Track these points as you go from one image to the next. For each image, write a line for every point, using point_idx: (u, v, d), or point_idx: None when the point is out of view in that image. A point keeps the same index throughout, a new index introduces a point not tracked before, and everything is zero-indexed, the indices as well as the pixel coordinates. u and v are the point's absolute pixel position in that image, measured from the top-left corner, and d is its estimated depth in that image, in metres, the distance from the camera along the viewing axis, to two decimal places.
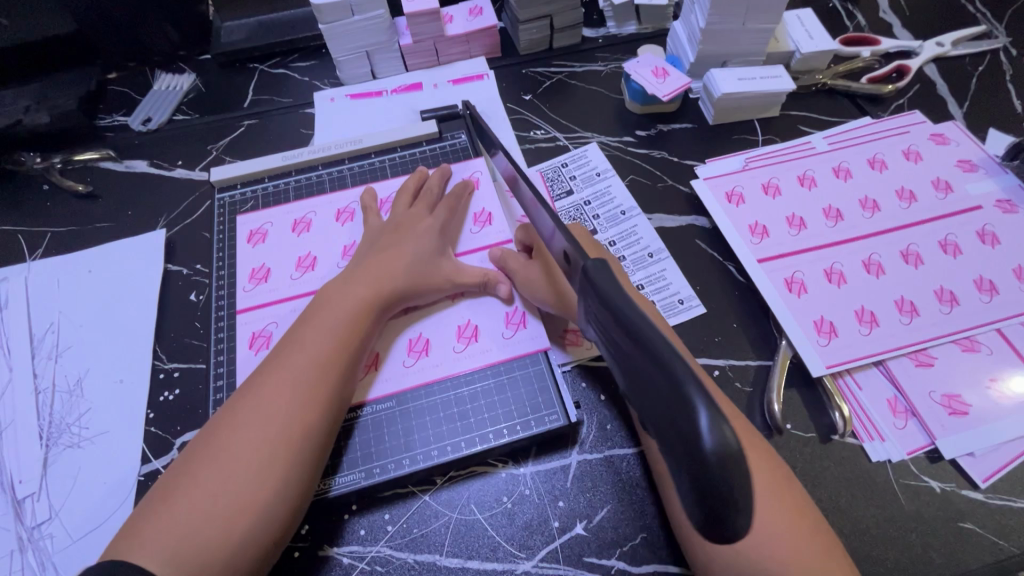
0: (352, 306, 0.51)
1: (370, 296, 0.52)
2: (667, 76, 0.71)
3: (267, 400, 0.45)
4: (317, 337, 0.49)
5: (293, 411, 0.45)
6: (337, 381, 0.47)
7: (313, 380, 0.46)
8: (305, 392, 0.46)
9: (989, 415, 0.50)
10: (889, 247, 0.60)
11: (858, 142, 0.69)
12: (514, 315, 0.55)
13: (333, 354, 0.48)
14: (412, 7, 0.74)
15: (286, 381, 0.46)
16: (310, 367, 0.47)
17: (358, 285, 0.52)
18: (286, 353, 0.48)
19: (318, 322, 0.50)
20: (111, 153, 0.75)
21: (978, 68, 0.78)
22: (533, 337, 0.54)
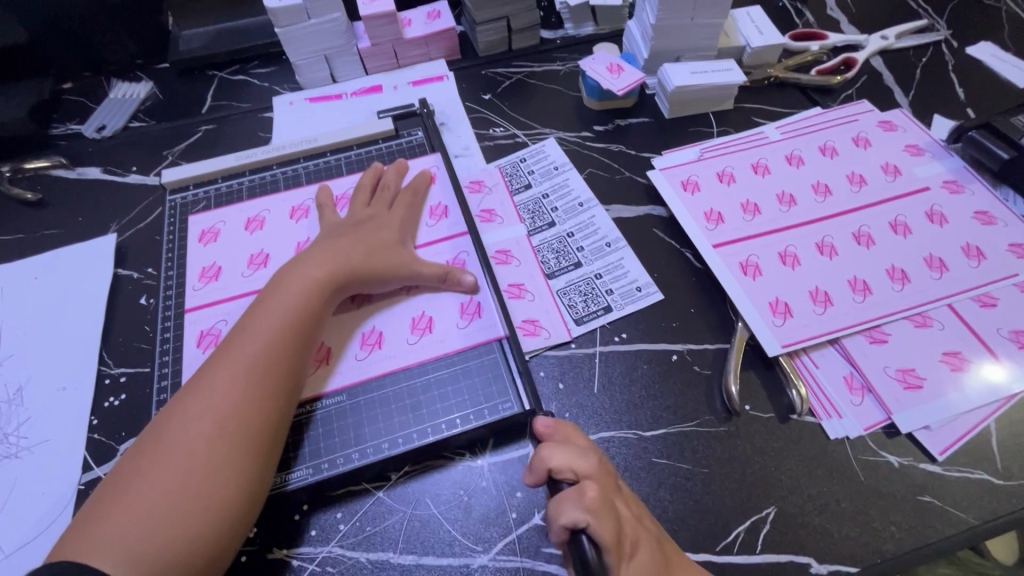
0: (300, 294, 0.49)
1: (317, 282, 0.50)
2: (621, 72, 0.73)
3: (213, 389, 0.43)
4: (263, 326, 0.47)
5: (245, 403, 0.43)
6: (287, 367, 0.46)
7: (261, 368, 0.45)
8: (253, 379, 0.44)
9: (942, 388, 0.50)
10: (841, 228, 0.61)
11: (808, 131, 0.70)
12: (468, 306, 0.54)
13: (281, 340, 0.47)
14: (368, 9, 0.75)
15: (232, 370, 0.44)
16: (258, 354, 0.46)
17: (305, 272, 0.51)
18: (234, 345, 0.46)
19: (265, 311, 0.48)
20: (62, 161, 0.73)
21: (922, 59, 0.81)
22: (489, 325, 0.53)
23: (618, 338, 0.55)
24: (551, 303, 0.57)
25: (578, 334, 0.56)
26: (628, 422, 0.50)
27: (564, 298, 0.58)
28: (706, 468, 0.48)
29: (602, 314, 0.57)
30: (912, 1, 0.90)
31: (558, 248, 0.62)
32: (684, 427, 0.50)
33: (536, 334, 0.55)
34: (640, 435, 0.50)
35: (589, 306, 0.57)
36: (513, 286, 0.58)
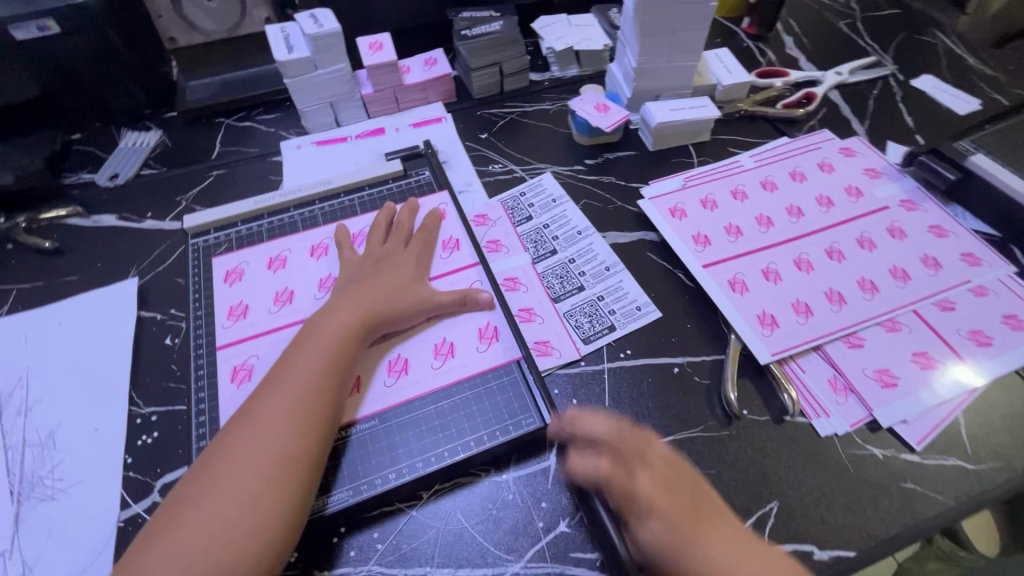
0: (338, 332, 0.53)
1: (353, 320, 0.54)
2: (608, 110, 0.79)
3: (261, 421, 0.47)
4: (305, 363, 0.51)
5: (287, 433, 0.46)
6: (330, 400, 0.49)
7: (304, 399, 0.48)
8: (300, 413, 0.48)
9: (914, 385, 0.56)
10: (815, 245, 0.67)
11: (779, 159, 0.78)
12: (486, 330, 0.59)
13: (323, 375, 0.50)
14: (372, 59, 0.80)
15: (279, 404, 0.48)
16: (302, 389, 0.49)
17: (342, 313, 0.55)
18: (278, 379, 0.50)
19: (306, 347, 0.52)
20: (78, 210, 0.76)
21: (872, 91, 0.90)
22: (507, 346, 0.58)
23: (623, 354, 0.60)
24: (560, 326, 0.62)
25: (586, 353, 0.60)
26: None
27: (571, 320, 0.63)
28: (713, 469, 0.52)
29: (607, 333, 0.62)
30: (860, 39, 1.00)
31: (561, 273, 0.67)
32: (690, 433, 0.55)
33: (548, 355, 0.60)
34: None
35: (595, 326, 0.62)
36: (523, 311, 0.63)
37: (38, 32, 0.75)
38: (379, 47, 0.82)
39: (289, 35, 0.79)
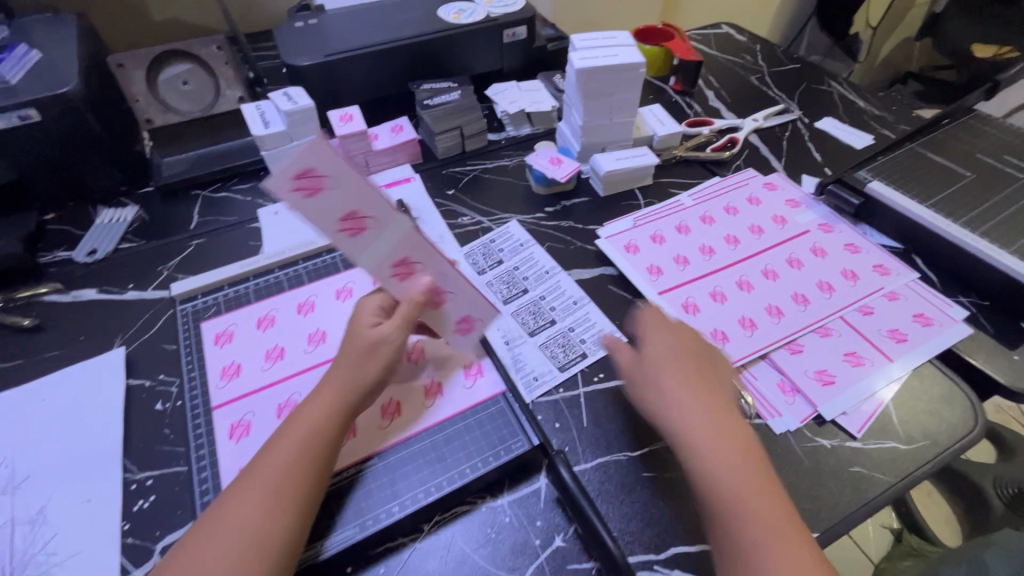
0: (320, 416, 0.52)
1: (338, 397, 0.53)
2: (561, 163, 0.89)
3: (259, 482, 0.49)
4: (288, 448, 0.50)
5: (278, 498, 0.48)
6: (307, 488, 0.49)
7: (300, 463, 0.50)
8: (275, 500, 0.48)
9: (849, 380, 0.64)
10: (754, 268, 0.77)
11: (714, 196, 0.89)
12: (466, 321, 0.62)
13: (302, 461, 0.50)
14: (343, 129, 0.88)
15: (256, 490, 0.48)
16: (281, 474, 0.49)
17: (327, 387, 0.54)
18: (280, 440, 0.51)
19: (307, 410, 0.53)
20: (57, 286, 0.77)
21: (785, 133, 1.05)
22: (481, 315, 0.61)
23: (597, 378, 0.66)
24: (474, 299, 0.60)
25: (563, 380, 0.65)
26: (618, 446, 0.60)
27: (546, 350, 0.68)
28: None
29: (580, 360, 0.67)
30: (769, 90, 1.17)
31: (534, 310, 0.73)
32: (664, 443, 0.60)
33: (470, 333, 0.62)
34: (630, 455, 0.59)
35: (568, 355, 0.68)
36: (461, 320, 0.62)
37: (20, 121, 0.78)
38: (349, 118, 0.90)
39: (264, 112, 0.85)
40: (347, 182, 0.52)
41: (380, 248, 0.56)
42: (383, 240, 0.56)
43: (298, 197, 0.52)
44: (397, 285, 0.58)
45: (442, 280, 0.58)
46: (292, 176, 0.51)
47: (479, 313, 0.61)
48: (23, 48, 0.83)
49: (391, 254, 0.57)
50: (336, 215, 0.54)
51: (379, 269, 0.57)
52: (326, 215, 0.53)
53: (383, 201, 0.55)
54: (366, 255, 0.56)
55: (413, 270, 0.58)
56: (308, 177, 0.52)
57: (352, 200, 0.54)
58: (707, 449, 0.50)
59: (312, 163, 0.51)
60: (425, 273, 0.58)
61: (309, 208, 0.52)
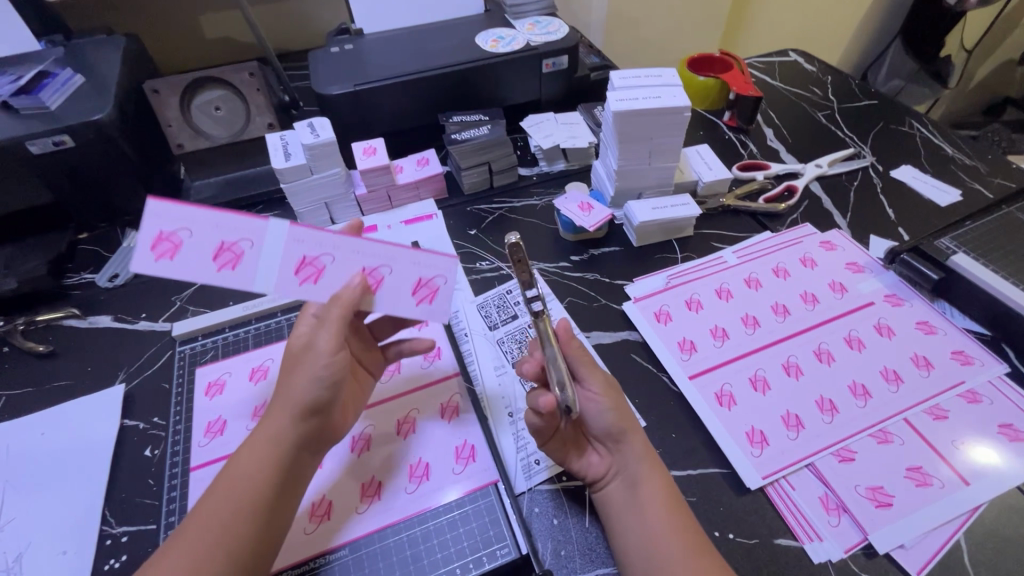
0: (257, 459, 0.49)
1: (277, 434, 0.50)
2: (592, 210, 0.81)
3: (204, 521, 0.47)
4: (223, 497, 0.48)
5: (222, 536, 0.46)
6: (247, 532, 0.47)
7: (246, 499, 0.48)
8: (204, 562, 0.44)
9: (912, 504, 0.54)
10: (803, 348, 0.67)
11: (761, 254, 0.79)
12: (422, 285, 0.55)
13: (237, 514, 0.47)
14: (366, 164, 0.84)
15: (187, 549, 0.45)
16: (215, 533, 0.46)
17: (266, 423, 0.51)
18: (228, 475, 0.49)
19: (253, 442, 0.50)
20: (75, 312, 0.78)
21: (853, 183, 0.93)
22: (433, 270, 0.54)
23: None
24: (407, 255, 0.53)
25: None
26: None
27: None
28: None
29: None
30: (838, 130, 1.05)
31: None
32: None
33: (435, 288, 0.55)
34: None
35: None
36: (421, 291, 0.55)
37: (54, 146, 0.78)
38: (373, 152, 0.86)
39: (288, 143, 0.83)
40: (197, 218, 0.50)
41: (271, 262, 0.52)
42: (271, 250, 0.52)
43: (164, 261, 0.50)
44: (314, 288, 0.53)
45: (366, 256, 0.53)
46: (148, 247, 0.50)
47: (430, 269, 0.54)
48: (67, 72, 0.84)
49: (287, 264, 0.52)
50: (208, 254, 0.51)
51: (287, 284, 0.52)
52: (197, 258, 0.50)
53: (240, 219, 0.51)
54: (261, 276, 0.52)
55: (324, 265, 0.53)
56: (164, 239, 0.50)
57: (213, 234, 0.51)
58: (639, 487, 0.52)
59: (161, 225, 0.50)
60: (338, 262, 0.53)
61: (178, 265, 0.50)
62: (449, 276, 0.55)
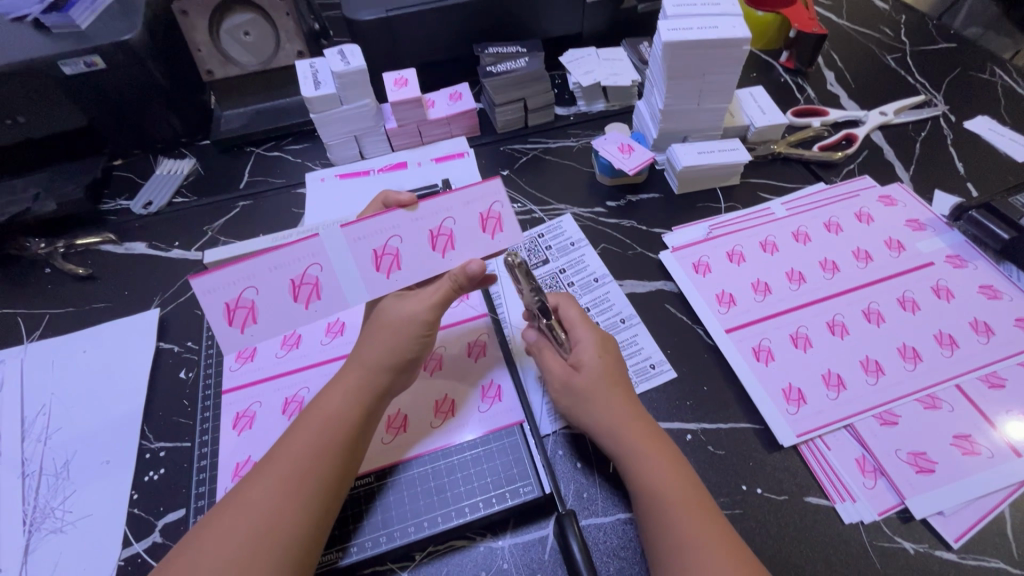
0: (345, 400, 0.49)
1: (366, 378, 0.51)
2: (632, 152, 0.76)
3: (297, 447, 0.46)
4: (312, 431, 0.47)
5: (314, 463, 0.46)
6: (337, 463, 0.47)
7: (336, 432, 0.48)
8: (291, 490, 0.44)
9: (954, 472, 0.52)
10: (851, 306, 0.63)
11: (813, 207, 0.74)
12: (485, 218, 0.53)
13: (325, 448, 0.47)
14: (396, 96, 0.80)
15: (276, 475, 0.45)
16: (305, 463, 0.45)
17: (352, 368, 0.52)
18: (318, 409, 0.49)
19: (342, 382, 0.51)
20: (111, 237, 0.78)
21: (920, 134, 0.85)
22: (485, 199, 0.53)
23: None
24: (453, 201, 0.52)
25: None
26: None
27: None
28: None
29: None
30: (908, 76, 0.95)
31: None
32: None
33: (499, 217, 0.53)
34: None
35: None
36: (487, 222, 0.53)
37: (86, 67, 0.77)
38: (404, 83, 0.82)
39: (318, 71, 0.80)
40: (253, 268, 0.51)
41: (352, 272, 0.52)
42: (343, 264, 0.52)
43: (252, 327, 0.52)
44: (401, 274, 0.53)
45: (423, 219, 0.52)
46: (224, 322, 0.52)
47: (482, 199, 0.52)
48: None
49: (366, 264, 0.52)
50: (288, 296, 0.52)
51: (379, 282, 0.52)
52: (287, 301, 0.52)
53: (297, 248, 0.51)
54: (349, 286, 0.52)
55: (395, 248, 0.52)
56: (235, 308, 0.52)
57: (280, 277, 0.52)
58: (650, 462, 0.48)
59: (225, 296, 0.51)
60: (405, 238, 0.52)
61: (266, 321, 0.52)
62: (502, 197, 0.53)
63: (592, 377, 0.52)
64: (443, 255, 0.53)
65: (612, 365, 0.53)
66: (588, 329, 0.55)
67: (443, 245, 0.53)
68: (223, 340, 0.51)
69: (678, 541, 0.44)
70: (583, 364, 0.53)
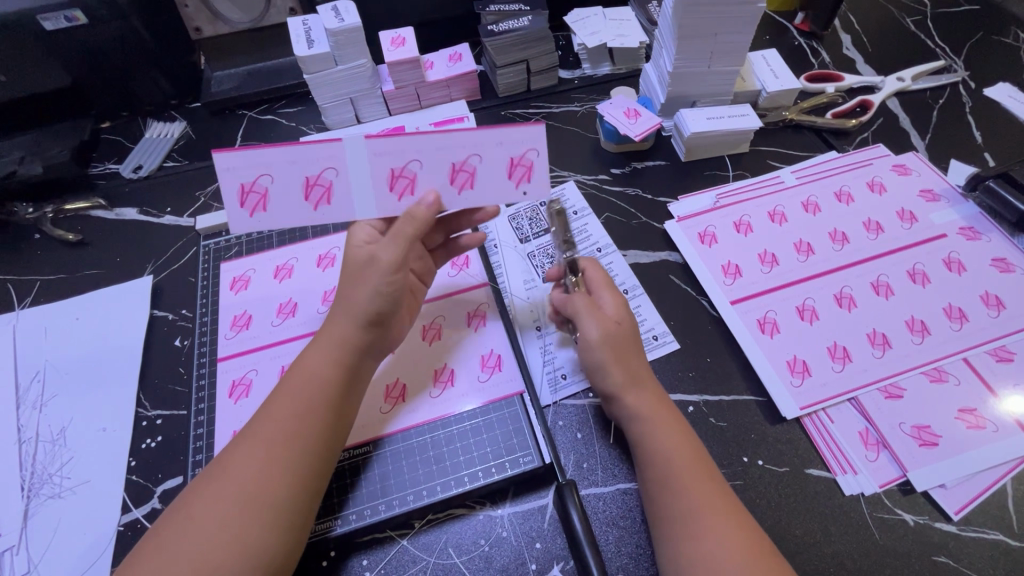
0: (324, 361, 0.48)
1: (344, 338, 0.49)
2: (639, 117, 0.73)
3: (275, 411, 0.45)
4: (291, 395, 0.46)
5: (296, 424, 0.44)
6: (320, 423, 0.45)
7: (315, 393, 0.46)
8: (273, 453, 0.43)
9: (958, 445, 0.51)
10: (860, 279, 0.62)
11: (824, 176, 0.72)
12: (513, 163, 0.51)
13: (308, 411, 0.45)
14: (393, 56, 0.77)
15: (259, 441, 0.43)
16: (286, 427, 0.44)
17: (329, 329, 0.49)
18: (294, 372, 0.48)
19: (318, 342, 0.49)
20: (101, 203, 0.76)
21: (938, 101, 0.82)
22: (521, 145, 0.51)
23: None
24: (485, 138, 0.50)
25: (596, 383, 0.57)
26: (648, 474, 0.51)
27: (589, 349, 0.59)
28: None
29: None
30: (928, 40, 0.91)
31: None
32: None
33: (528, 168, 0.52)
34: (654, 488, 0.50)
35: None
36: (513, 166, 0.51)
37: (66, 23, 0.73)
38: (402, 42, 0.78)
39: (311, 29, 0.76)
40: (275, 158, 0.49)
41: (364, 183, 0.51)
42: (358, 172, 0.50)
43: (258, 216, 0.51)
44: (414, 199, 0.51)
45: (449, 150, 0.50)
46: (238, 203, 0.51)
47: (517, 144, 0.51)
48: None
49: (379, 179, 0.51)
50: (300, 196, 0.51)
51: (388, 202, 0.51)
52: (297, 202, 0.51)
53: (317, 148, 0.49)
54: (358, 201, 0.51)
55: (414, 172, 0.51)
56: (249, 191, 0.50)
57: (297, 172, 0.50)
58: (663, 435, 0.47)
59: (241, 177, 0.50)
60: (426, 165, 0.50)
61: (273, 215, 0.51)
62: (539, 146, 0.51)
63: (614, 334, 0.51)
64: (460, 192, 0.51)
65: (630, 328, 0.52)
66: (609, 293, 0.54)
67: (463, 181, 0.51)
68: (232, 221, 0.50)
69: (685, 513, 0.43)
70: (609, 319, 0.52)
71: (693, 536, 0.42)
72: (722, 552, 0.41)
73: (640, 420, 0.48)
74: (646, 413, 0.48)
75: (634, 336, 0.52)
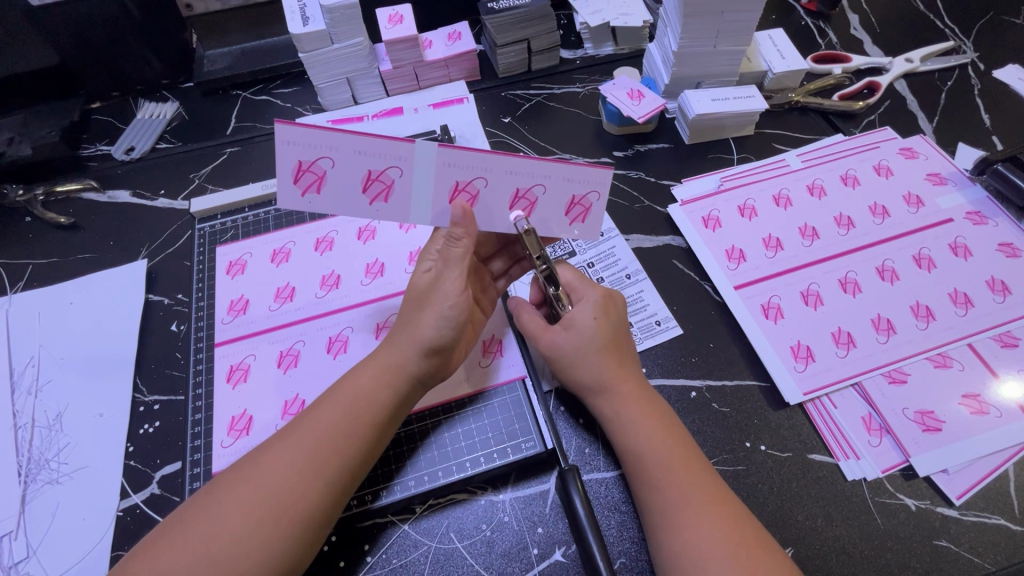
0: (374, 382, 0.47)
1: (397, 361, 0.48)
2: (642, 98, 0.71)
3: (316, 424, 0.44)
4: (335, 409, 0.45)
5: (334, 441, 0.43)
6: (356, 445, 0.44)
7: (358, 413, 0.45)
8: (306, 466, 0.42)
9: (960, 431, 0.51)
10: (866, 263, 0.61)
11: (830, 159, 0.71)
12: (576, 203, 0.50)
13: (350, 428, 0.44)
14: (391, 34, 0.75)
15: (293, 449, 0.43)
16: (323, 442, 0.43)
17: (385, 350, 0.49)
18: (342, 389, 0.47)
19: (372, 363, 0.48)
20: (92, 184, 0.75)
21: (946, 83, 0.80)
22: (587, 185, 0.49)
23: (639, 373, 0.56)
24: (557, 175, 0.48)
25: None
26: None
27: None
28: None
29: None
30: (937, 20, 0.89)
31: None
32: None
33: (586, 212, 0.51)
34: None
35: None
36: (574, 206, 0.50)
37: None
38: (400, 20, 0.76)
39: (305, 5, 0.73)
40: (344, 147, 0.44)
41: (424, 188, 0.47)
42: (422, 180, 0.47)
43: (311, 197, 0.46)
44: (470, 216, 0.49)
45: (519, 175, 0.47)
46: (290, 179, 0.45)
47: (584, 185, 0.49)
48: None
49: (440, 191, 0.47)
50: (358, 187, 0.47)
51: (446, 214, 0.49)
52: (350, 194, 0.47)
53: (387, 144, 0.45)
54: (415, 206, 0.48)
55: (477, 189, 0.48)
56: (306, 170, 0.45)
57: (360, 162, 0.45)
58: (641, 424, 0.47)
59: (301, 154, 0.44)
60: (491, 184, 0.47)
61: (325, 201, 0.47)
62: (603, 190, 0.49)
63: (582, 338, 0.50)
64: (517, 218, 0.49)
65: (609, 326, 0.51)
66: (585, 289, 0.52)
67: (522, 207, 0.49)
68: (282, 197, 0.46)
69: (664, 497, 0.43)
70: (574, 324, 0.50)
71: (673, 520, 0.42)
72: (705, 537, 0.41)
73: (620, 420, 0.48)
74: (625, 414, 0.48)
75: (611, 333, 0.51)
